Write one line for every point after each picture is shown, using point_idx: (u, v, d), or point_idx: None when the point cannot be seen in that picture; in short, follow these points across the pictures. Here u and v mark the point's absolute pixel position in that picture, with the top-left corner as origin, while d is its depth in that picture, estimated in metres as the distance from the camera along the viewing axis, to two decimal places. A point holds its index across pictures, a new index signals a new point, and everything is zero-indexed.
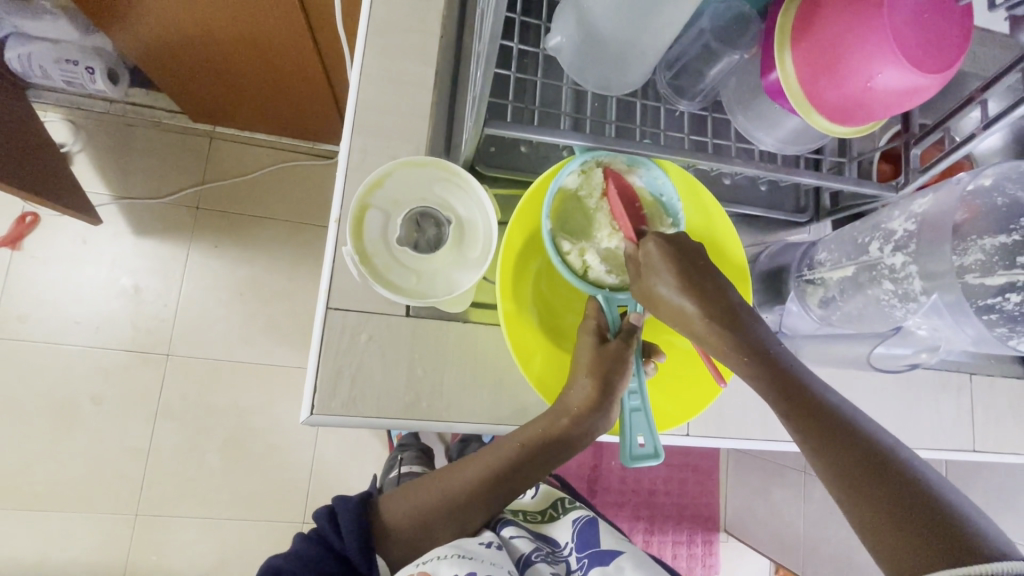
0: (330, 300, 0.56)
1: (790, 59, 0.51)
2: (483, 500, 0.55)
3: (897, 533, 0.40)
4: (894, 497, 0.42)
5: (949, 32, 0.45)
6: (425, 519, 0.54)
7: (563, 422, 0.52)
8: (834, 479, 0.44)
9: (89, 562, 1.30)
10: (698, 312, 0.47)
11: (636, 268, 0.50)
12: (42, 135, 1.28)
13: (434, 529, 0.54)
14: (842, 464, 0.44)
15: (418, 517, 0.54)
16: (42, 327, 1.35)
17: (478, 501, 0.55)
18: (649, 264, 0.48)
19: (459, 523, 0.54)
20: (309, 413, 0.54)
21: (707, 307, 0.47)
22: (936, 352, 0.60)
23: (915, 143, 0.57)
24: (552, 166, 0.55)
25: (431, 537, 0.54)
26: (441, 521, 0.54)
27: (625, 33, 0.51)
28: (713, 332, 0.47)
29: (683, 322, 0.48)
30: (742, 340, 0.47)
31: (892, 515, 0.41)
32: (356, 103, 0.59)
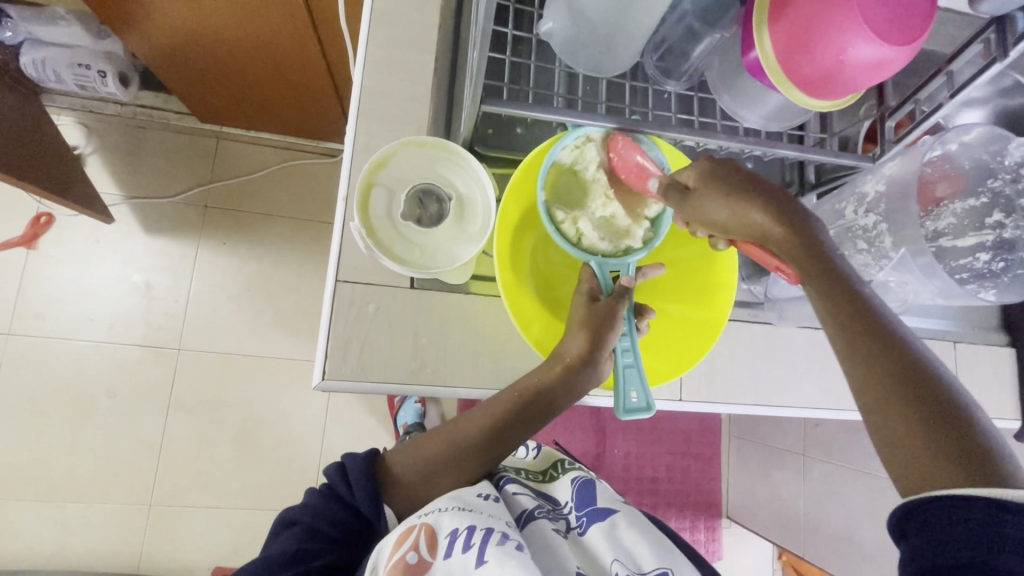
0: (338, 273, 0.59)
1: (768, 37, 0.54)
2: (482, 451, 0.58)
3: (932, 454, 0.42)
4: (930, 423, 0.43)
5: (912, 6, 0.48)
6: (428, 470, 0.57)
7: (558, 369, 0.57)
8: (878, 397, 0.45)
9: (106, 551, 1.33)
10: (768, 222, 0.48)
11: (685, 197, 0.50)
12: (56, 137, 1.32)
13: (437, 479, 0.57)
14: (893, 385, 0.45)
15: (422, 468, 0.57)
16: (58, 323, 1.40)
17: (478, 453, 0.58)
18: (701, 192, 0.49)
19: (461, 473, 0.57)
20: (320, 379, 0.57)
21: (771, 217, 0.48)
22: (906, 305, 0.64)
23: (890, 116, 0.60)
24: (546, 143, 0.58)
25: (434, 487, 0.57)
26: (444, 470, 0.57)
27: (611, 16, 0.54)
28: (785, 238, 0.48)
29: (762, 236, 0.48)
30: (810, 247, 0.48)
31: (929, 437, 0.43)
32: (361, 90, 0.63)
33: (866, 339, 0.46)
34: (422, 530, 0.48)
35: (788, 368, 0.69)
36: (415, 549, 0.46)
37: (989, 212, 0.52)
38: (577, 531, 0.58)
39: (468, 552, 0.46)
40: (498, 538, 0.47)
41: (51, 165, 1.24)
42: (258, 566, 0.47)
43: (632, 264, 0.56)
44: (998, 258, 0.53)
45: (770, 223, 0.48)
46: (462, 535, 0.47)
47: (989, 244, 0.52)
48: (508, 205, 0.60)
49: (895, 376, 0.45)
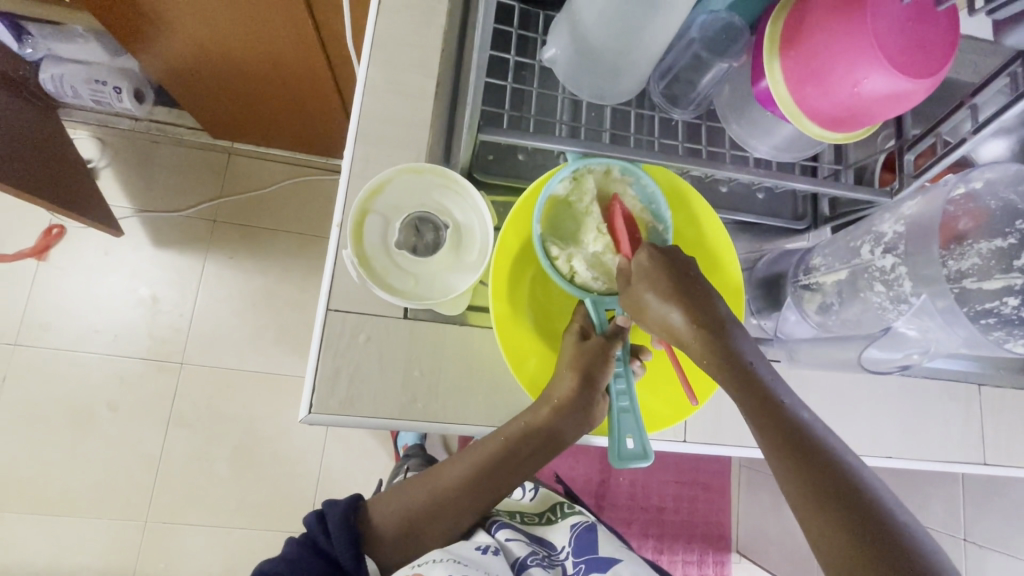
0: (330, 302, 0.57)
1: (779, 66, 0.52)
2: (471, 499, 0.56)
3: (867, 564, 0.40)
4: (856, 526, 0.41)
5: (934, 39, 0.45)
6: (413, 521, 0.54)
7: (544, 413, 0.54)
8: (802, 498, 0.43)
9: (100, 568, 1.32)
10: (685, 325, 0.47)
11: (625, 279, 0.50)
12: (70, 150, 1.34)
13: (423, 532, 0.54)
14: (816, 483, 0.43)
15: (406, 519, 0.54)
16: (64, 335, 1.40)
17: (465, 500, 0.55)
18: (638, 278, 0.49)
19: (448, 524, 0.55)
20: (307, 412, 0.55)
21: (695, 317, 0.48)
22: (927, 354, 0.56)
23: (909, 148, 0.57)
24: (544, 174, 0.56)
25: (420, 540, 0.54)
26: (430, 521, 0.55)
27: (615, 45, 0.52)
28: (702, 343, 0.47)
29: (677, 338, 0.48)
30: (728, 349, 0.47)
31: (857, 543, 0.41)
32: (360, 114, 0.62)
33: (777, 431, 0.45)
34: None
35: None
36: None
37: (1017, 255, 0.48)
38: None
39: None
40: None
41: (65, 179, 1.25)
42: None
43: None
44: None
45: (686, 324, 0.47)
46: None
47: (1017, 290, 0.48)
48: (505, 235, 0.58)
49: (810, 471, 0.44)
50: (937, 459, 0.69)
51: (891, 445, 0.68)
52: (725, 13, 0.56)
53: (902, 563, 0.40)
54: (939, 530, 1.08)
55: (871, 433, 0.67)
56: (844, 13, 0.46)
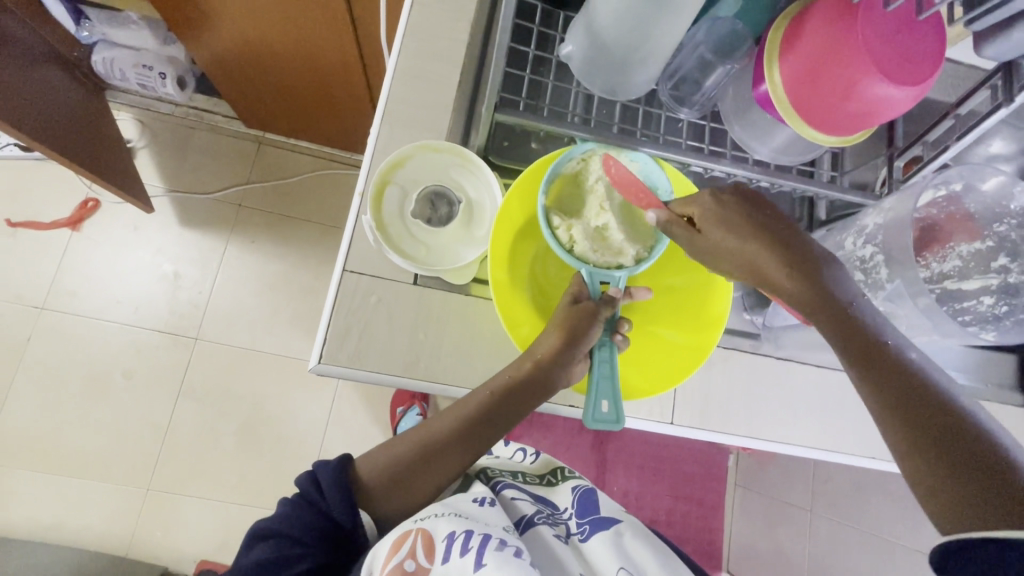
0: (347, 263, 0.62)
1: (779, 71, 0.56)
2: (456, 452, 0.58)
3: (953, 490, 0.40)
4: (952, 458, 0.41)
5: (920, 50, 0.49)
6: (401, 471, 0.56)
7: (527, 367, 0.57)
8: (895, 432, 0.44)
9: (100, 531, 1.35)
10: (771, 259, 0.50)
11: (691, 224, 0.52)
12: (112, 129, 1.42)
13: (410, 482, 0.56)
14: (908, 419, 0.44)
15: (394, 468, 0.56)
16: (89, 303, 1.46)
17: (451, 452, 0.57)
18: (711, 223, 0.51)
19: (435, 477, 0.57)
20: (317, 361, 0.59)
21: (780, 254, 0.50)
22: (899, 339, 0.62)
23: (898, 155, 0.61)
24: (550, 155, 0.61)
25: (408, 490, 0.56)
26: (417, 472, 0.56)
27: (625, 43, 0.57)
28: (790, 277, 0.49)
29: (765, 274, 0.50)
30: (818, 284, 0.49)
31: (951, 472, 0.40)
32: (389, 96, 0.67)
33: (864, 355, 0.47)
34: (419, 534, 0.49)
35: (787, 403, 0.68)
36: (411, 556, 0.47)
37: (995, 256, 0.54)
38: (578, 538, 0.56)
39: (467, 555, 0.46)
40: (496, 543, 0.46)
41: (104, 153, 1.32)
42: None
43: (622, 277, 0.57)
44: (1002, 302, 0.54)
45: (772, 261, 0.50)
46: (460, 538, 0.47)
47: (993, 288, 0.54)
48: (510, 201, 0.61)
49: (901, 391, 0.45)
50: None
51: (876, 446, 0.69)
52: (730, 20, 0.60)
53: (1005, 489, 0.38)
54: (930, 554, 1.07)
55: (857, 434, 0.69)
56: (837, 22, 0.50)
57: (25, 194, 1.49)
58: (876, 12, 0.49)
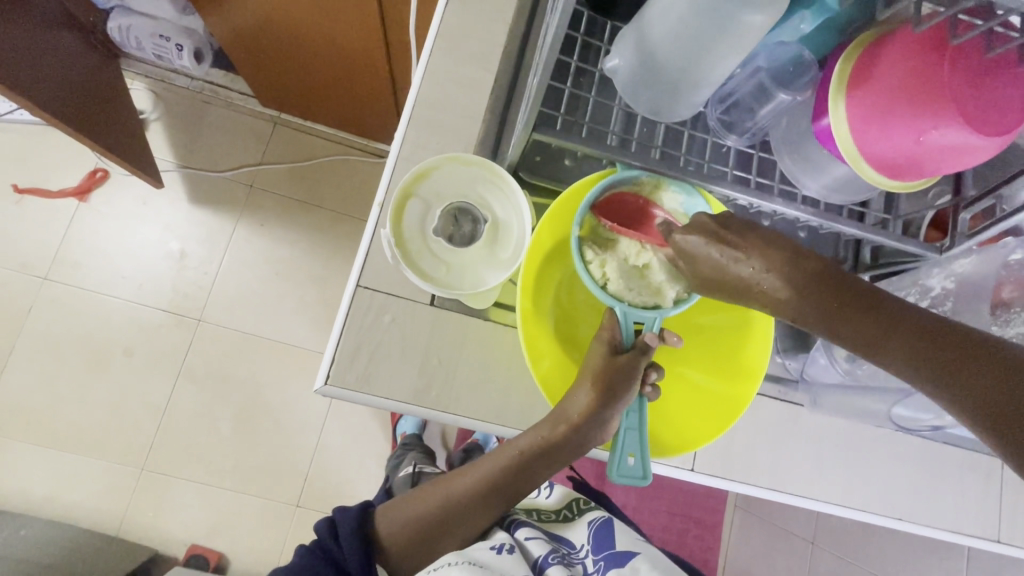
0: (361, 278, 0.58)
1: (844, 105, 0.51)
2: (482, 508, 0.55)
3: None
4: None
5: (1009, 96, 0.44)
6: (423, 532, 0.54)
7: (561, 429, 0.53)
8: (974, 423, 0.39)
9: (91, 508, 1.34)
10: (756, 272, 0.46)
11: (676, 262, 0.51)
12: (125, 99, 1.38)
13: (434, 543, 0.54)
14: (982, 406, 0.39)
15: (415, 528, 0.54)
16: (93, 276, 1.43)
17: (476, 509, 0.55)
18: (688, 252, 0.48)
19: (461, 535, 0.55)
20: (323, 382, 0.55)
21: (767, 260, 0.45)
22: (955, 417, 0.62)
23: (965, 207, 0.55)
24: (585, 179, 0.57)
25: (434, 550, 0.54)
26: (441, 531, 0.54)
27: (680, 64, 0.52)
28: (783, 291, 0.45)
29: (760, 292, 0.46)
30: (814, 288, 0.44)
31: None
32: (416, 99, 0.63)
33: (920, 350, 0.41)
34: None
35: (814, 455, 0.65)
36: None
37: None
38: None
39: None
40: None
41: (118, 126, 1.29)
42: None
43: (657, 319, 0.52)
44: None
45: (762, 274, 0.46)
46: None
47: None
48: (541, 229, 0.58)
49: (990, 383, 0.39)
50: (948, 529, 0.67)
51: (902, 507, 0.66)
52: (796, 45, 0.56)
53: None
54: None
55: (884, 492, 0.65)
56: (918, 58, 0.45)
57: (33, 159, 1.45)
58: (969, 54, 0.44)
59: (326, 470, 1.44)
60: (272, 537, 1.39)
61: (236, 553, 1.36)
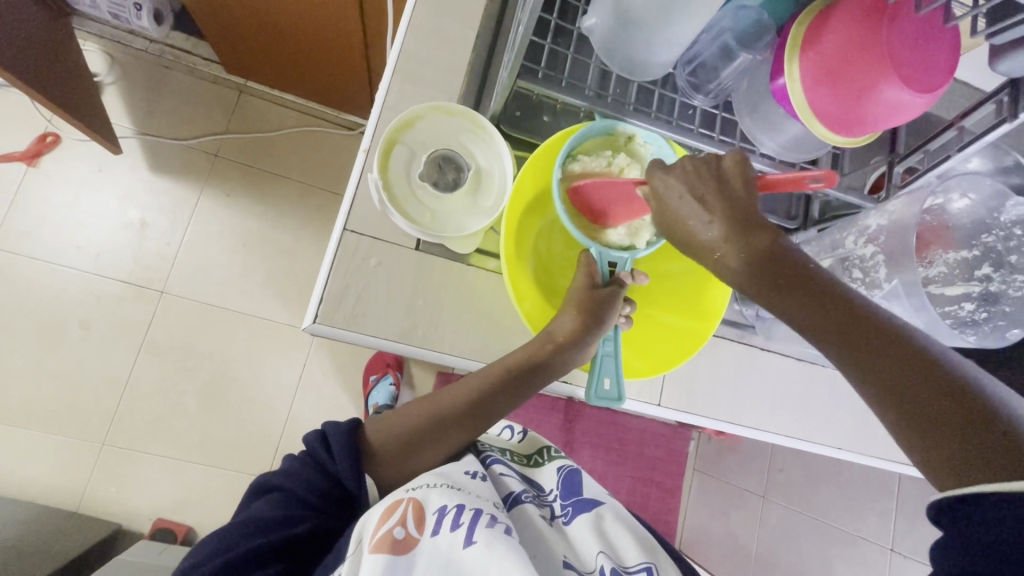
0: (347, 222, 0.60)
1: (798, 66, 0.56)
2: (466, 424, 0.60)
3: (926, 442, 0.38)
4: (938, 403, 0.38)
5: (936, 57, 0.50)
6: (411, 439, 0.58)
7: (547, 347, 0.58)
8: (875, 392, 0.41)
9: (47, 484, 1.29)
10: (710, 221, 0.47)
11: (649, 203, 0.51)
12: (78, 59, 1.31)
13: (417, 452, 0.58)
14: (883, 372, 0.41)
15: (406, 445, 0.58)
16: (45, 245, 1.37)
17: (463, 427, 0.59)
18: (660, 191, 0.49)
19: (443, 450, 0.59)
20: (312, 320, 0.57)
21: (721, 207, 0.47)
22: None
23: (899, 161, 0.63)
24: (568, 127, 0.61)
25: (419, 464, 0.58)
26: (427, 441, 0.58)
27: (652, 20, 0.56)
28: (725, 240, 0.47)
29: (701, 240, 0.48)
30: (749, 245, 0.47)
31: (925, 427, 0.38)
32: (400, 53, 0.65)
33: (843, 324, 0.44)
34: (411, 504, 0.48)
35: (766, 394, 0.71)
36: (403, 523, 0.46)
37: (979, 266, 0.57)
38: (562, 520, 0.56)
39: (457, 531, 0.46)
40: (487, 520, 0.47)
41: (74, 88, 1.24)
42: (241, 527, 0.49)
43: (629, 259, 0.58)
44: (982, 309, 0.57)
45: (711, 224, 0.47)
46: (451, 513, 0.47)
47: (975, 295, 0.57)
48: (523, 178, 0.61)
49: (888, 361, 0.41)
50: (878, 456, 0.75)
51: (842, 437, 0.73)
52: (755, 10, 0.62)
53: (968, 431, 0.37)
54: (872, 540, 1.15)
55: (826, 426, 0.73)
56: (864, 23, 0.51)
57: None
58: (904, 15, 0.50)
59: (297, 442, 1.43)
60: None
61: (204, 526, 1.35)
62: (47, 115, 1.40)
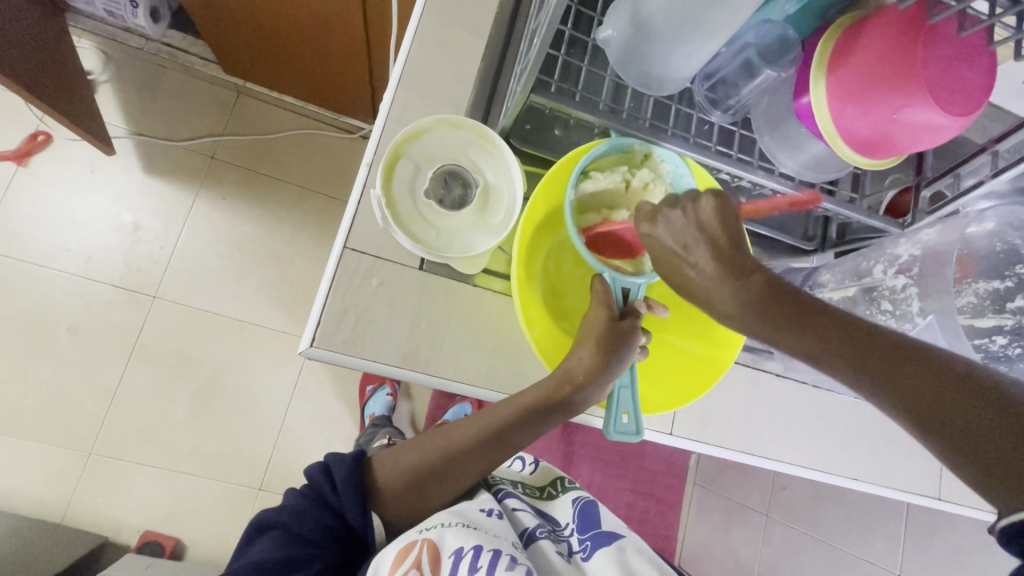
0: (349, 239, 0.57)
1: (825, 84, 0.54)
2: (479, 460, 0.57)
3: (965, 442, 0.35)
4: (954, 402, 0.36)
5: (973, 79, 0.48)
6: (420, 478, 0.56)
7: (566, 387, 0.54)
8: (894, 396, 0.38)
9: (31, 495, 1.25)
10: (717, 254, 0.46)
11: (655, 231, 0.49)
12: (71, 56, 1.27)
13: (428, 491, 0.55)
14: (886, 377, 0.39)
15: (409, 479, 0.56)
16: (33, 248, 1.33)
17: (469, 461, 0.56)
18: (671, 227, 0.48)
19: (456, 488, 0.56)
20: (309, 344, 0.54)
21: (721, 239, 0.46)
22: None
23: (927, 185, 0.60)
24: (584, 145, 0.58)
25: (422, 498, 0.55)
26: (438, 480, 0.56)
27: (675, 33, 0.53)
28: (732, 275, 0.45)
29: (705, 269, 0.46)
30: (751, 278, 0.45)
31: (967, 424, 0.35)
32: (406, 62, 0.62)
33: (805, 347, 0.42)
34: (425, 545, 0.46)
35: (782, 424, 0.68)
36: (416, 568, 0.45)
37: (1012, 297, 0.54)
38: (580, 557, 0.53)
39: None
40: (506, 564, 0.44)
41: (67, 86, 1.20)
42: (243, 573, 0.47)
43: (642, 286, 0.55)
44: (1016, 343, 0.54)
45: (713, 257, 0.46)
46: (468, 556, 0.45)
47: (1007, 329, 0.54)
48: (537, 199, 0.58)
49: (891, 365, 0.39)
50: (896, 487, 0.72)
51: (859, 468, 0.71)
52: (780, 25, 0.59)
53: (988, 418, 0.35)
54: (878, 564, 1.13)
55: (842, 456, 0.70)
56: (898, 42, 0.48)
57: None
58: (940, 35, 0.47)
59: (291, 453, 1.39)
60: (232, 522, 1.34)
61: (193, 539, 1.31)
62: (38, 114, 1.36)
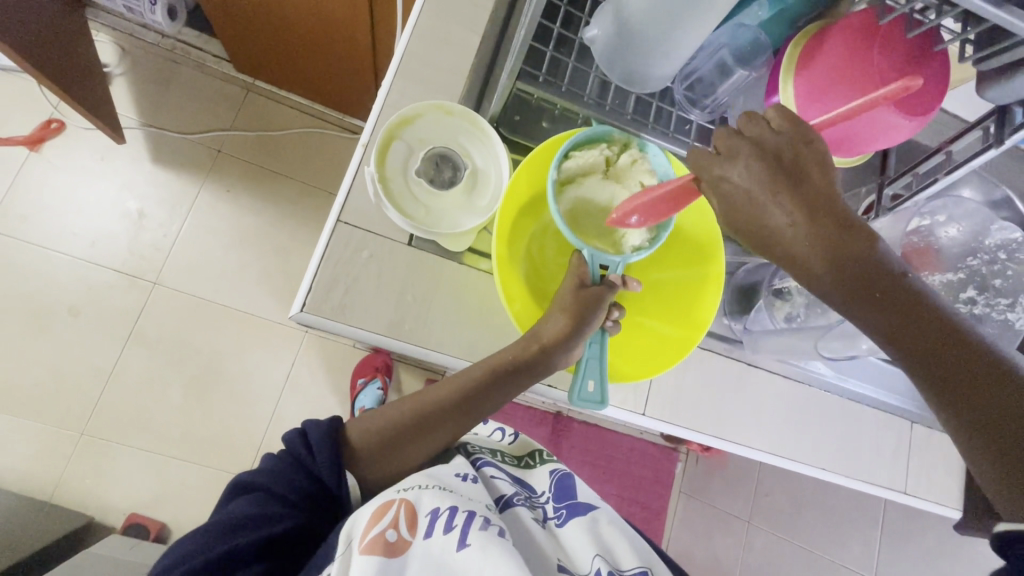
0: (341, 214, 0.60)
1: (793, 85, 0.58)
2: (449, 423, 0.60)
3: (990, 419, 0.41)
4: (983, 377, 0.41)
5: (926, 79, 0.51)
6: (392, 438, 0.58)
7: (533, 349, 0.58)
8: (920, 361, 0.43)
9: (22, 472, 1.26)
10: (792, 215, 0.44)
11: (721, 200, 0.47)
12: (89, 47, 1.32)
13: (398, 451, 0.58)
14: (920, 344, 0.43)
15: (387, 442, 0.58)
16: (40, 231, 1.36)
17: (445, 426, 0.59)
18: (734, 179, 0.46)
19: (427, 450, 0.59)
20: (299, 308, 0.57)
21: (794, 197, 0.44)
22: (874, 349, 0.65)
23: (889, 184, 0.63)
24: (563, 133, 0.61)
25: (399, 460, 0.58)
26: (409, 441, 0.59)
27: (653, 32, 0.57)
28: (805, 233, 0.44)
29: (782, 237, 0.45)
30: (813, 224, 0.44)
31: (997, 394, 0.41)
32: (405, 55, 0.66)
33: (856, 294, 0.45)
34: (402, 505, 0.48)
35: (753, 413, 0.71)
36: (394, 524, 0.46)
37: (964, 288, 0.59)
38: (555, 522, 0.57)
39: (450, 534, 0.46)
40: (480, 523, 0.47)
41: (82, 76, 1.25)
42: (220, 527, 0.49)
43: (621, 263, 0.57)
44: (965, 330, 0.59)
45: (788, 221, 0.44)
46: (444, 515, 0.48)
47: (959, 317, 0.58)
48: (518, 179, 0.61)
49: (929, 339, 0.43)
50: (863, 479, 0.74)
51: (826, 458, 0.73)
52: (753, 29, 0.63)
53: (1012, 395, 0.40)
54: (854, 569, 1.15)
55: (810, 446, 0.72)
56: (854, 45, 0.52)
57: None
58: (892, 38, 0.51)
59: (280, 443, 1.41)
60: None
61: (179, 524, 1.32)
62: (54, 103, 1.41)
